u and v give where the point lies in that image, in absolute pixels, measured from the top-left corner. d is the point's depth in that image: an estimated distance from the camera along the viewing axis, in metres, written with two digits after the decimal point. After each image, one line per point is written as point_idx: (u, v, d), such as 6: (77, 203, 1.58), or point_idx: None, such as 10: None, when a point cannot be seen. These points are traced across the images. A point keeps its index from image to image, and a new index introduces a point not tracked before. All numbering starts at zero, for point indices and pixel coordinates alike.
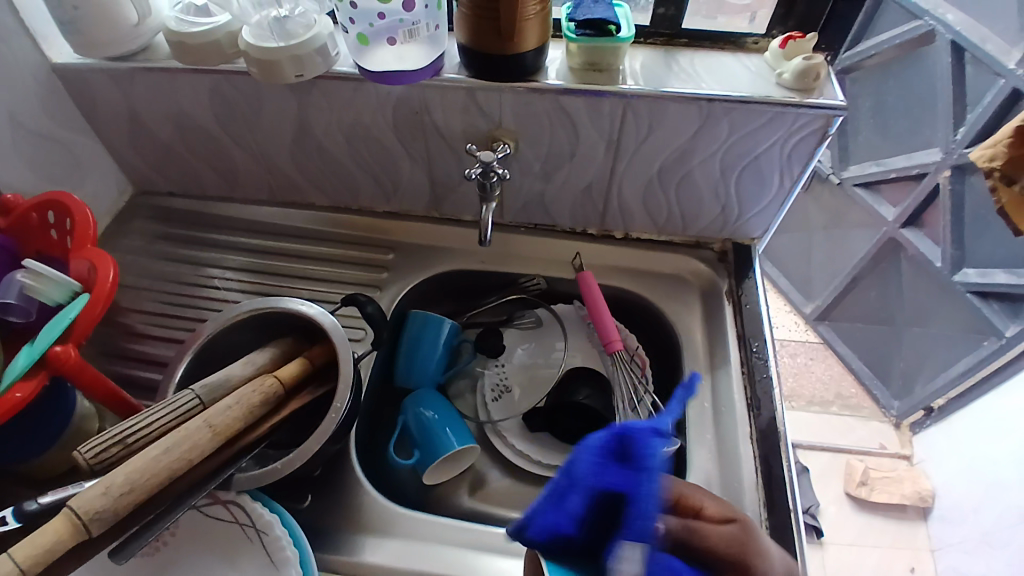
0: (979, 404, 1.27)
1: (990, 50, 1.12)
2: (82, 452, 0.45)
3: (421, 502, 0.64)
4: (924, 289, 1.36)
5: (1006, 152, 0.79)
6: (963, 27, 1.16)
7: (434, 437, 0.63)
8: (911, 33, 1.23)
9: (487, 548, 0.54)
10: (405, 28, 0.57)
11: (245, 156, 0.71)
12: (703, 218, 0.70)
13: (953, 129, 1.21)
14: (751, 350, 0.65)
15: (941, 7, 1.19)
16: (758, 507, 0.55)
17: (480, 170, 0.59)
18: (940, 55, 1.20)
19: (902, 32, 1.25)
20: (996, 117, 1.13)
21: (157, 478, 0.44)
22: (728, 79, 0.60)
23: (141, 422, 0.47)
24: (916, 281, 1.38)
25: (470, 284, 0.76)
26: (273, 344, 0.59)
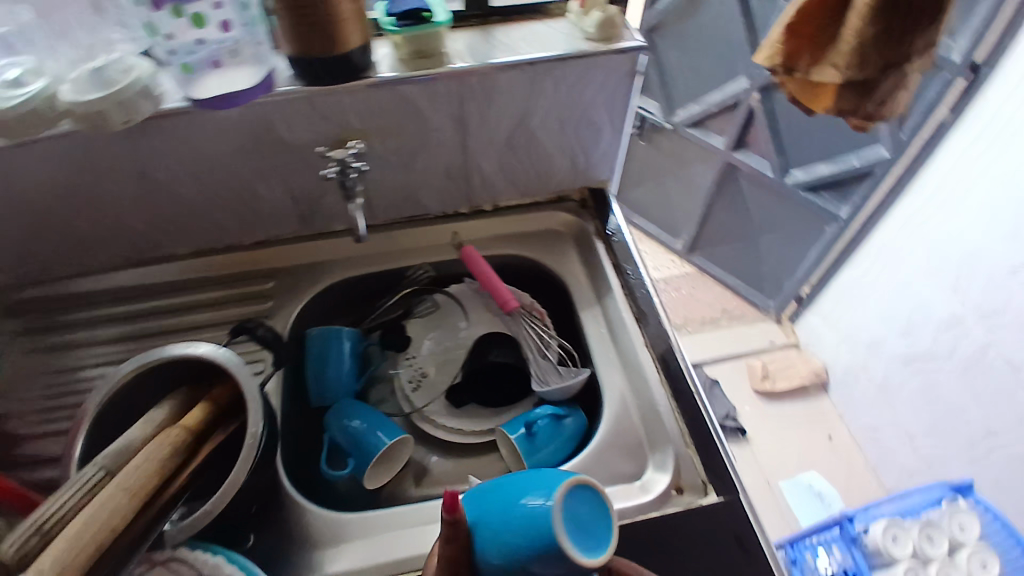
0: (837, 281, 1.47)
1: None
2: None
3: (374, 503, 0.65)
4: (766, 201, 1.55)
5: (782, 51, 0.93)
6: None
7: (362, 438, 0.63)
8: None
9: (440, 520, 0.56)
10: (227, 49, 0.57)
11: (87, 221, 0.67)
12: (556, 172, 0.76)
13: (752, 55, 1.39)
14: (628, 274, 0.71)
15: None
16: (668, 401, 0.62)
17: (337, 168, 0.64)
18: None
19: None
20: None
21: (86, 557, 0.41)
22: (544, 43, 0.66)
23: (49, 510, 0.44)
24: (757, 192, 1.56)
25: (360, 290, 0.77)
26: (169, 398, 0.56)
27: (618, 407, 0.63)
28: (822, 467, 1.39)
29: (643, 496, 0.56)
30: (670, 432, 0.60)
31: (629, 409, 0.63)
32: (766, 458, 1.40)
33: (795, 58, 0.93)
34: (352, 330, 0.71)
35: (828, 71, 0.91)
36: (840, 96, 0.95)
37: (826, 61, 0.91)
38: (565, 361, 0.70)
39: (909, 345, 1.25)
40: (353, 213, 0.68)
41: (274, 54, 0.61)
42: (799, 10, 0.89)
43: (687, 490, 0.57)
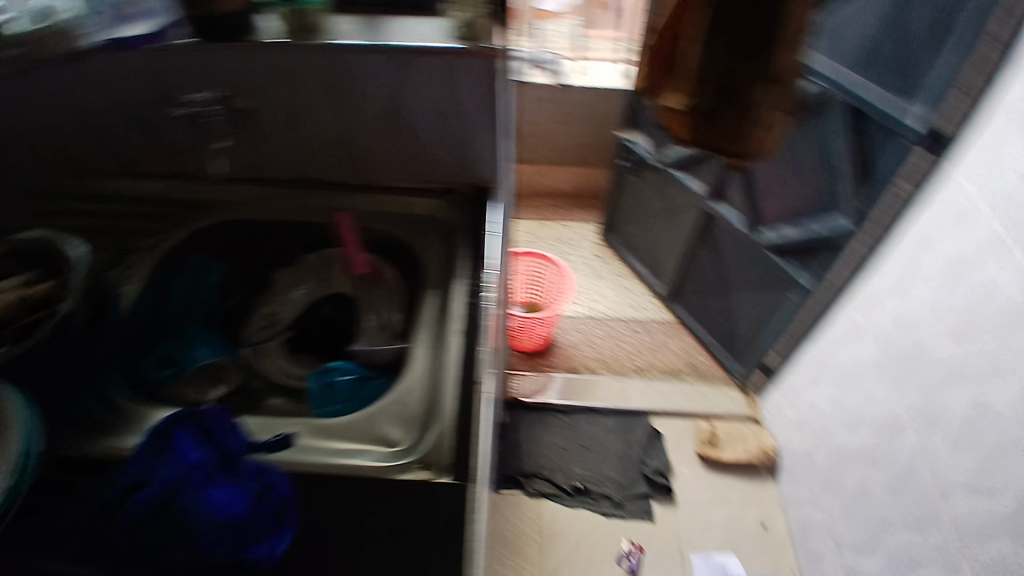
0: (811, 354, 1.30)
1: None
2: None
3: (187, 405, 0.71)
4: (747, 249, 1.37)
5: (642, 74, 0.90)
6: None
7: (188, 358, 0.74)
8: None
9: None
10: (114, 6, 0.67)
11: (28, 135, 0.78)
12: (439, 163, 0.80)
13: None
14: (479, 263, 0.76)
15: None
16: (464, 368, 0.67)
17: (197, 107, 0.73)
18: None
19: None
20: None
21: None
22: (415, 32, 0.68)
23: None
24: (736, 247, 1.40)
25: (244, 238, 0.83)
26: (29, 274, 0.68)
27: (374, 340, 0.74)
28: (739, 548, 1.32)
29: (387, 458, 0.62)
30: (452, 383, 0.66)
31: (416, 386, 0.68)
32: (686, 525, 1.35)
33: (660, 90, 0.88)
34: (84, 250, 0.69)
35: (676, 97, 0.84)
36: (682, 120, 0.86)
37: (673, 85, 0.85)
38: (281, 322, 0.79)
39: (854, 442, 1.14)
40: (217, 154, 0.79)
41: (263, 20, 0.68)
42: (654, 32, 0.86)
43: (433, 466, 0.61)
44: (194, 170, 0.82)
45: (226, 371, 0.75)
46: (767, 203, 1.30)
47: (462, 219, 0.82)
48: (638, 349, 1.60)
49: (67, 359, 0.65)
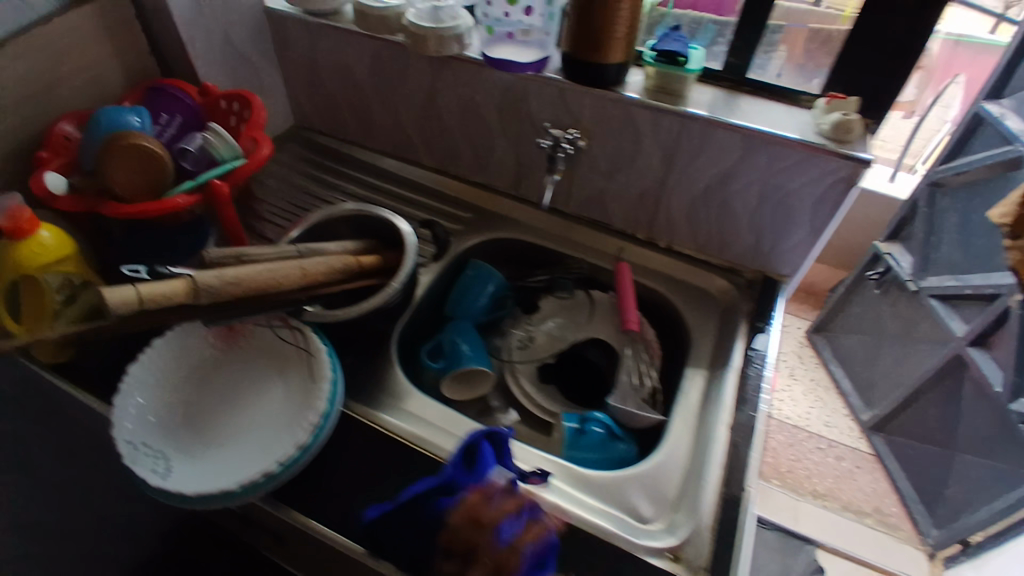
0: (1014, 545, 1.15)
1: (1008, 125, 1.13)
2: (104, 294, 0.50)
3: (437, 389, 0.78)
4: (983, 408, 1.22)
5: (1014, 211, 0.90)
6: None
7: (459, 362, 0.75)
8: (1000, 157, 1.14)
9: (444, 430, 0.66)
10: (522, 28, 0.75)
11: (381, 113, 0.90)
12: (737, 244, 0.80)
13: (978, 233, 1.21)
14: (752, 359, 0.73)
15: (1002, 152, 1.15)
16: (721, 459, 0.65)
17: (550, 142, 0.80)
18: (988, 142, 1.18)
19: (991, 155, 1.16)
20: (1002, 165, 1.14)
21: (153, 302, 0.54)
22: (775, 120, 0.70)
23: (104, 320, 0.55)
24: (979, 404, 1.23)
25: (525, 255, 0.89)
26: (360, 241, 0.74)
27: (627, 397, 0.72)
28: None
29: (637, 538, 0.59)
30: (709, 476, 0.63)
31: (675, 468, 0.65)
32: None
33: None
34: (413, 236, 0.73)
35: None
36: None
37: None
38: (534, 347, 0.82)
39: None
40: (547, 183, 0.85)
41: (633, 77, 0.74)
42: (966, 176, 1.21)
43: (682, 561, 0.58)
44: (502, 184, 0.90)
45: (481, 378, 0.77)
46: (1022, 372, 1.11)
47: (743, 305, 0.79)
48: (821, 470, 1.48)
49: (353, 329, 0.69)
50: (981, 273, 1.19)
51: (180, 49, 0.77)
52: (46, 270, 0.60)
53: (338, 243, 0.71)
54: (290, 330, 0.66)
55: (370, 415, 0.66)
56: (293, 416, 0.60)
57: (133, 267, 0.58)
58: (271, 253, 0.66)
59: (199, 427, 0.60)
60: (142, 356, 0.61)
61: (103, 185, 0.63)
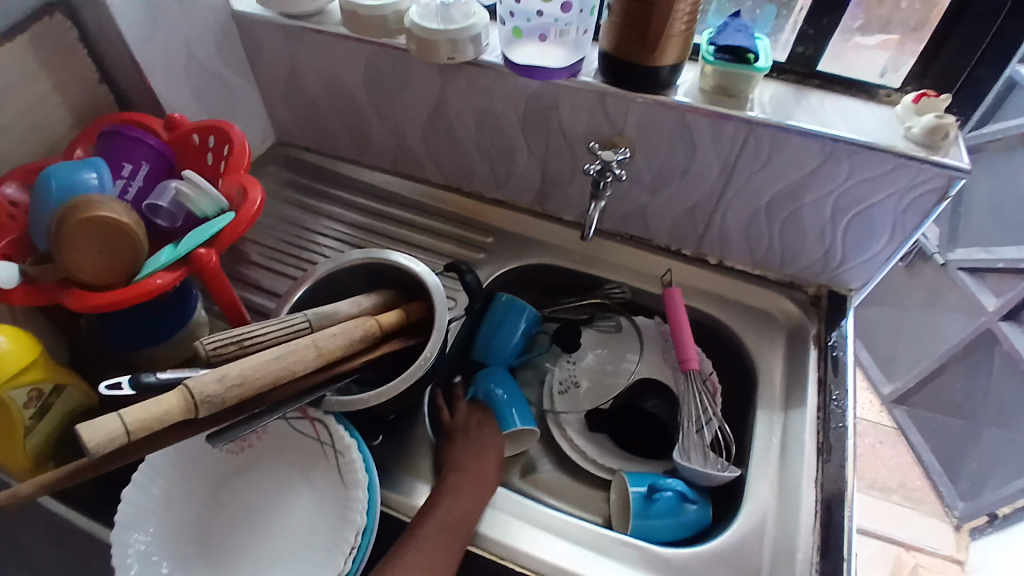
0: None
1: None
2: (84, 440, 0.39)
3: None
4: (1012, 384, 1.19)
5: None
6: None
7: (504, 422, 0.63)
8: None
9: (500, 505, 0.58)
10: (558, 27, 0.63)
11: (379, 126, 0.78)
12: (802, 258, 0.71)
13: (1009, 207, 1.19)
14: (830, 396, 0.65)
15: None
16: (812, 523, 0.57)
17: (598, 167, 0.63)
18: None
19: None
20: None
21: (146, 430, 0.42)
22: (855, 123, 0.61)
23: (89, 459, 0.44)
24: (1006, 379, 1.20)
25: (556, 280, 0.79)
26: (376, 293, 0.63)
27: (694, 450, 0.64)
28: None
29: None
30: (799, 542, 0.56)
31: (764, 535, 0.57)
32: None
33: None
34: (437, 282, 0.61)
35: None
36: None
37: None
38: (578, 390, 0.73)
39: None
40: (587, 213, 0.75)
41: (685, 77, 0.64)
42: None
43: None
44: (525, 199, 0.79)
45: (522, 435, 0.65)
46: None
47: (810, 326, 0.71)
48: None
49: (369, 413, 0.58)
50: (1016, 246, 1.17)
51: (134, 74, 0.64)
52: (8, 388, 0.49)
53: (351, 302, 0.60)
54: (308, 420, 0.55)
55: (409, 507, 0.57)
56: (327, 533, 0.51)
57: (112, 380, 0.45)
58: (275, 328, 0.54)
59: (216, 557, 0.51)
60: (137, 477, 0.51)
61: (64, 271, 0.51)
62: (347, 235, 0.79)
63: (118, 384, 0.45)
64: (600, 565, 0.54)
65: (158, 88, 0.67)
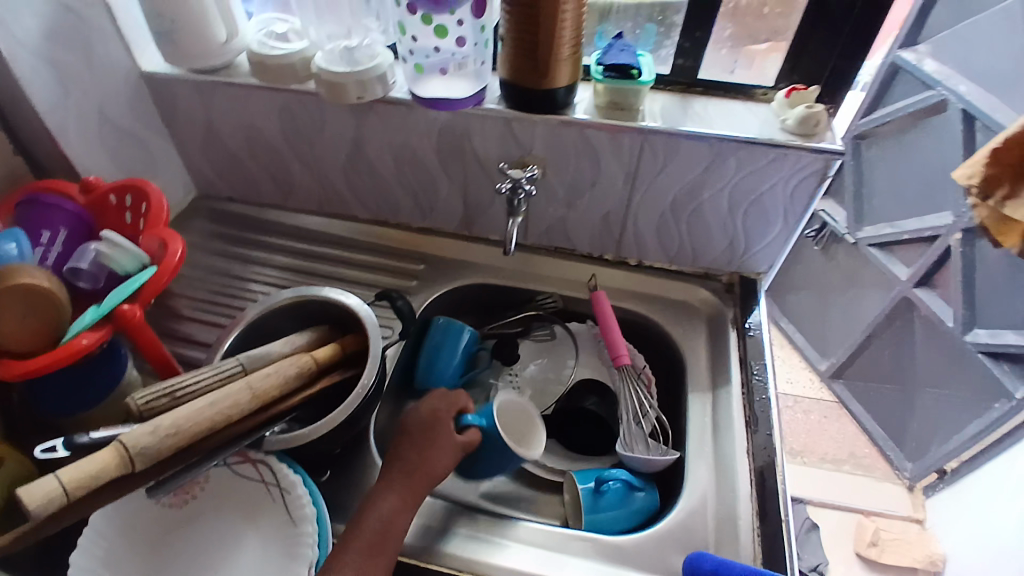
0: (987, 470, 1.19)
1: (926, 69, 1.23)
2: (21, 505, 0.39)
3: None
4: (936, 343, 1.28)
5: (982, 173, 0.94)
6: (976, 98, 1.14)
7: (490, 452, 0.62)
8: (924, 102, 1.22)
9: (454, 523, 0.59)
10: (456, 61, 0.66)
11: (301, 169, 0.80)
12: (711, 250, 0.76)
13: (906, 183, 1.31)
14: (752, 372, 0.69)
15: (997, 108, 1.09)
16: (749, 491, 0.60)
17: (509, 185, 0.67)
18: (909, 88, 1.27)
19: (915, 101, 1.24)
20: (928, 109, 1.22)
21: (82, 490, 0.42)
22: (737, 122, 0.67)
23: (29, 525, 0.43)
24: (930, 341, 1.30)
25: (489, 298, 0.82)
26: (310, 330, 0.64)
27: (636, 441, 0.67)
28: None
29: None
30: (740, 512, 0.59)
31: (707, 509, 0.60)
32: None
33: (994, 186, 0.93)
34: (368, 313, 0.63)
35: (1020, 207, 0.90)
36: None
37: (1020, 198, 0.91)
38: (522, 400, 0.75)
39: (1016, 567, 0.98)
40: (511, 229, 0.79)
41: (581, 97, 0.69)
42: (1009, 141, 0.91)
43: None
44: (451, 225, 0.82)
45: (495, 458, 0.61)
46: (984, 313, 1.17)
47: (728, 312, 0.76)
48: (793, 426, 1.52)
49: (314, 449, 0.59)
50: (917, 218, 1.28)
51: (47, 141, 0.64)
52: None
53: (284, 341, 0.61)
54: (250, 463, 0.55)
55: None
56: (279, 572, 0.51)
57: (44, 444, 0.45)
58: (208, 376, 0.54)
59: None
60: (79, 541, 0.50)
61: None
62: (278, 279, 0.80)
63: (52, 448, 0.46)
64: (556, 564, 0.56)
65: (72, 153, 0.67)
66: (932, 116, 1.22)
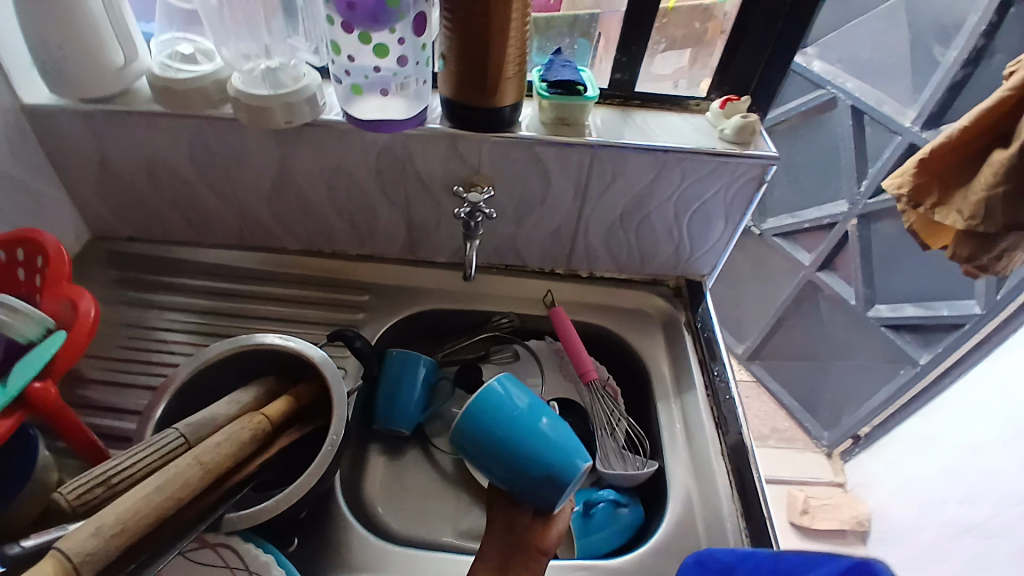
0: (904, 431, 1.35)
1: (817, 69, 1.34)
2: None
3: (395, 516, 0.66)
4: (843, 321, 1.41)
5: (913, 180, 0.80)
6: (862, 93, 1.26)
7: (557, 452, 0.48)
8: (814, 102, 1.33)
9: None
10: (398, 81, 0.62)
11: (218, 201, 0.72)
12: (658, 256, 0.77)
13: (803, 176, 1.42)
14: (713, 374, 0.71)
15: (883, 100, 1.22)
16: (729, 490, 0.62)
17: (467, 210, 0.64)
18: (800, 89, 1.37)
19: (807, 100, 1.35)
20: (819, 108, 1.33)
21: None
22: (677, 133, 0.68)
23: None
24: (836, 317, 1.43)
25: (439, 324, 0.78)
26: (256, 384, 0.57)
27: (612, 456, 0.67)
28: None
29: None
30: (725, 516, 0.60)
31: (693, 517, 0.61)
32: None
33: (925, 194, 0.79)
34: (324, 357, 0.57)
35: (950, 215, 0.77)
36: (961, 240, 0.80)
37: (950, 205, 0.77)
38: None
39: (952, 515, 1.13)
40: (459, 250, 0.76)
41: (525, 113, 0.68)
42: (935, 149, 0.78)
43: None
44: (392, 250, 0.77)
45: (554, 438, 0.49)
46: (884, 289, 1.31)
47: (679, 315, 0.78)
48: None
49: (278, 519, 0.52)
50: (816, 207, 1.39)
51: None
52: None
53: (228, 401, 0.54)
54: (211, 548, 0.49)
55: None
56: None
57: None
58: (145, 454, 0.46)
59: None
60: None
61: None
62: (206, 326, 0.72)
63: None
64: None
65: None
66: (823, 112, 1.33)
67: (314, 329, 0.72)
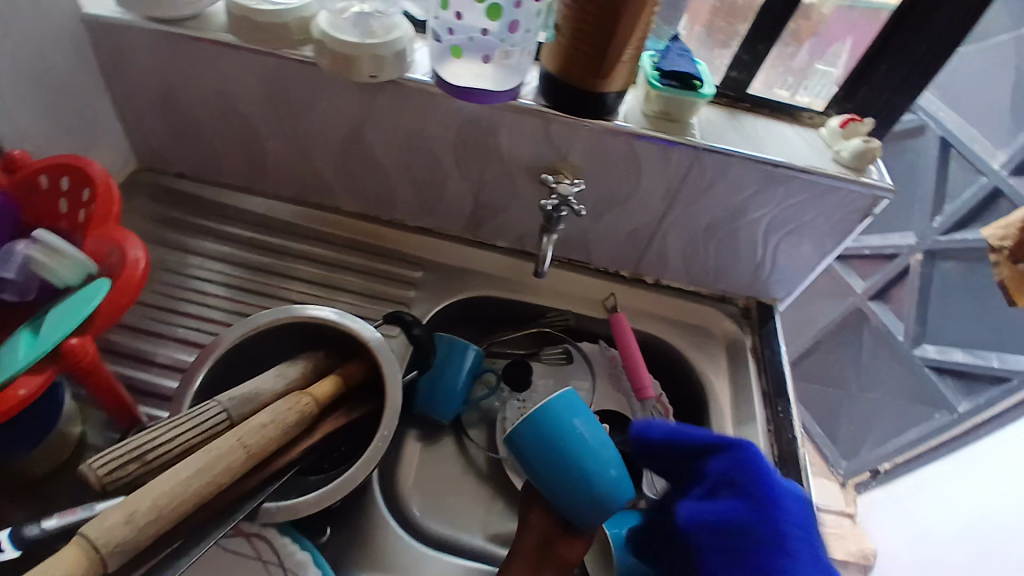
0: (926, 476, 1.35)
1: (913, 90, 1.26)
2: None
3: (425, 510, 0.63)
4: (883, 355, 1.37)
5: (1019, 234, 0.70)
6: (955, 123, 1.19)
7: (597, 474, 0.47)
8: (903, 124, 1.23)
9: None
10: (501, 48, 0.55)
11: (278, 149, 0.66)
12: (735, 274, 0.72)
13: None
14: (778, 409, 0.66)
15: (976, 137, 1.16)
16: None
17: (555, 202, 0.61)
18: None
19: None
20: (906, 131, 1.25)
21: None
22: (788, 147, 0.62)
23: None
24: (876, 351, 1.38)
25: (492, 312, 0.73)
26: (303, 359, 0.53)
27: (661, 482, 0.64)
28: None
29: None
30: None
31: None
32: None
33: None
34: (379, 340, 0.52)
35: None
36: None
37: None
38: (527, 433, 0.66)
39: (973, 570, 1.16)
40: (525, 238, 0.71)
41: (626, 101, 0.62)
42: None
43: None
44: (453, 227, 0.72)
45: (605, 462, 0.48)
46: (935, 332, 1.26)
47: (746, 339, 0.73)
48: None
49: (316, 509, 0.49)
50: (879, 234, 1.32)
51: None
52: None
53: (274, 375, 0.50)
54: (245, 538, 0.47)
55: None
56: None
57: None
58: (184, 429, 0.42)
59: None
60: None
61: None
62: (249, 282, 0.67)
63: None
64: None
65: None
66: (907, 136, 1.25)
67: (362, 301, 0.68)
